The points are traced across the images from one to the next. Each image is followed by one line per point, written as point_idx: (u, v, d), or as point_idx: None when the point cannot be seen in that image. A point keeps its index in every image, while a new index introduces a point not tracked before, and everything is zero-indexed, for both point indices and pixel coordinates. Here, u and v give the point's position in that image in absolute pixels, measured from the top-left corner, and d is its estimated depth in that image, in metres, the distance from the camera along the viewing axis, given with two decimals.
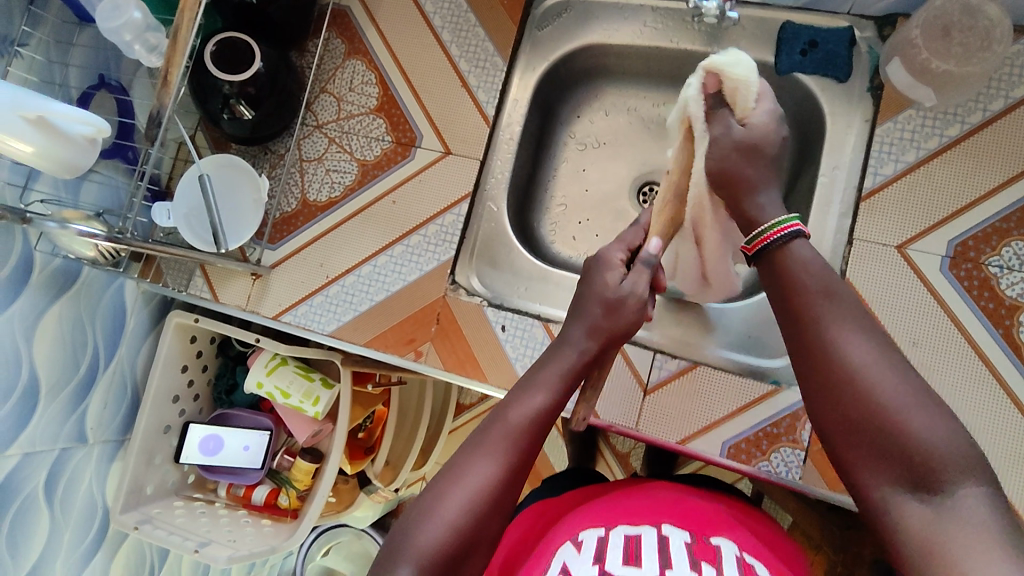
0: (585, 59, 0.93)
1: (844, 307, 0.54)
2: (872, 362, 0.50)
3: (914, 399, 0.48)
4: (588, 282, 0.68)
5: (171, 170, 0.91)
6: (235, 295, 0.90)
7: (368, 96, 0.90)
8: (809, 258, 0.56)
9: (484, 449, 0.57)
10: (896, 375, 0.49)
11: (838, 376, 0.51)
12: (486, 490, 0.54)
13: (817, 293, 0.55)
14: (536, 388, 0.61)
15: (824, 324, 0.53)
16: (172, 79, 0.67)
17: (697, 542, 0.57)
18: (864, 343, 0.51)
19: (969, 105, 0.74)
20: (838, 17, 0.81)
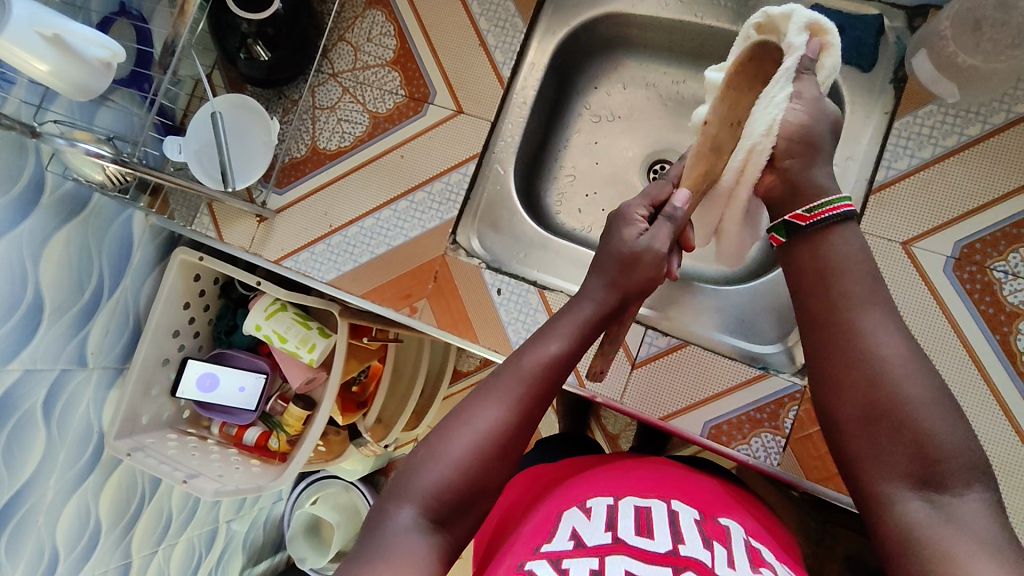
0: (607, 29, 0.92)
1: (882, 301, 0.55)
2: (906, 355, 0.52)
3: (937, 399, 0.50)
4: (609, 237, 0.69)
5: (185, 106, 0.92)
6: (239, 236, 0.91)
7: (386, 47, 0.90)
8: (850, 249, 0.58)
9: (494, 395, 0.59)
10: (922, 375, 0.51)
11: (868, 363, 0.52)
12: (494, 433, 0.56)
13: (858, 284, 0.56)
14: (549, 338, 0.63)
15: (862, 312, 0.55)
16: (188, 8, 0.67)
17: (707, 521, 0.58)
18: (898, 339, 0.53)
19: (993, 105, 0.72)
20: (869, 3, 0.79)
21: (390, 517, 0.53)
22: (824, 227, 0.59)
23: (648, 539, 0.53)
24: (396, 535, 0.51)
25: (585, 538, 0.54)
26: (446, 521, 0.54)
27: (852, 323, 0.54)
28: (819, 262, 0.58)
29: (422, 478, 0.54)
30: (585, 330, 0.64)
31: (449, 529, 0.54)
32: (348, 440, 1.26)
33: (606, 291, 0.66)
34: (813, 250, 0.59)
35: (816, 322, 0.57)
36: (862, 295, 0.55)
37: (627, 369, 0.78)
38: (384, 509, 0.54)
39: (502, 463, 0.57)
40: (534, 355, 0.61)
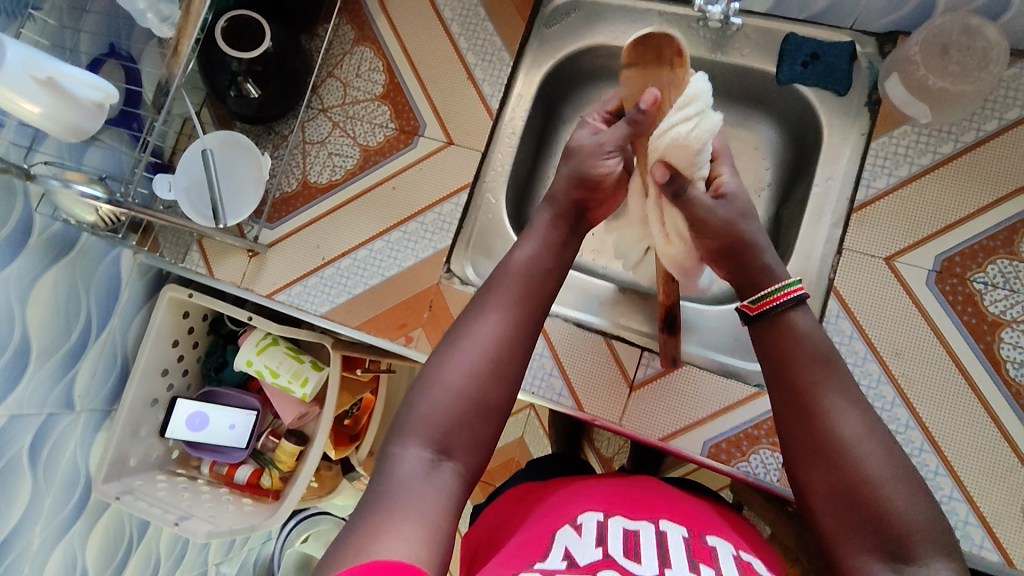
0: (591, 60, 0.94)
1: (840, 379, 0.58)
2: (866, 437, 0.54)
3: (897, 474, 0.52)
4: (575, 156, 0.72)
5: (174, 144, 0.92)
6: (230, 271, 0.91)
7: (375, 82, 0.91)
8: (806, 331, 0.60)
9: (483, 314, 0.62)
10: (881, 449, 0.54)
11: (831, 446, 0.54)
12: (488, 348, 0.60)
13: (814, 366, 0.58)
14: (523, 250, 0.67)
15: (823, 393, 0.57)
16: (182, 50, 0.67)
17: (694, 539, 0.58)
18: (857, 418, 0.55)
19: (963, 124, 0.75)
20: (841, 31, 0.82)
21: (399, 455, 0.54)
22: (783, 309, 0.61)
23: (636, 563, 0.53)
24: (409, 477, 0.52)
25: (578, 558, 0.53)
26: (454, 449, 0.55)
27: (815, 406, 0.56)
28: (782, 344, 0.60)
29: (425, 408, 0.56)
30: (552, 250, 0.68)
31: (458, 457, 0.55)
32: (340, 475, 1.24)
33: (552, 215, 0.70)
34: (773, 333, 0.61)
35: (783, 405, 0.59)
36: (823, 376, 0.58)
37: (625, 393, 0.79)
38: (391, 449, 0.55)
39: (505, 378, 0.59)
40: (509, 270, 0.66)
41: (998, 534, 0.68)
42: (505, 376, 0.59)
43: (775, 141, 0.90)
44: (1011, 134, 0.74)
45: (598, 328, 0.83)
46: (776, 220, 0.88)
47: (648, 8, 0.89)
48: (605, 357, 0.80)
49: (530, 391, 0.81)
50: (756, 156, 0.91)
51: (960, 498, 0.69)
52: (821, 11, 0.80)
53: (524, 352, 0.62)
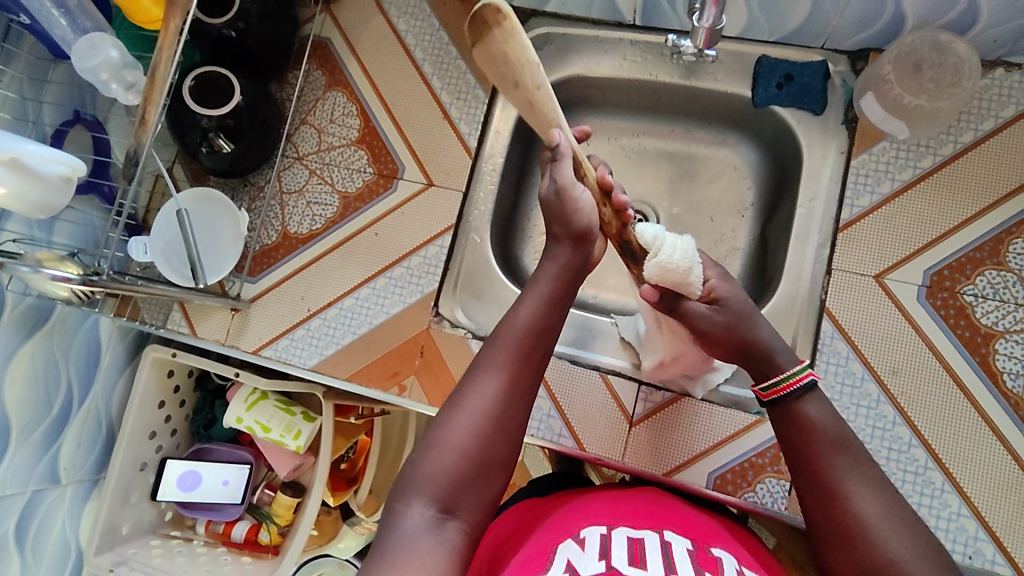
0: (566, 92, 0.91)
1: (856, 463, 0.57)
2: (885, 518, 0.53)
3: (923, 552, 0.52)
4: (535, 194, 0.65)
5: (147, 204, 0.90)
6: (214, 329, 0.89)
7: (350, 127, 0.90)
8: (821, 414, 0.60)
9: (486, 370, 0.59)
10: (904, 529, 0.53)
11: (851, 531, 0.54)
12: (492, 406, 0.57)
13: (828, 453, 0.58)
14: (525, 304, 0.63)
15: (837, 475, 0.56)
16: (149, 118, 0.65)
17: (699, 550, 0.56)
18: (873, 497, 0.55)
19: (941, 137, 0.76)
20: (813, 51, 0.82)
21: (404, 512, 0.52)
22: (797, 397, 0.61)
23: (641, 569, 0.50)
24: (416, 529, 0.51)
25: (580, 569, 0.50)
26: (460, 506, 0.54)
27: (833, 489, 0.56)
28: (799, 434, 0.60)
29: (427, 471, 0.54)
30: (555, 300, 0.63)
31: (463, 513, 0.54)
32: (341, 520, 1.19)
33: (567, 249, 0.64)
34: (789, 420, 0.61)
35: (806, 496, 0.58)
36: (838, 464, 0.57)
37: (625, 429, 0.78)
38: (396, 507, 0.53)
39: (508, 436, 0.57)
40: (515, 320, 0.61)
41: (1009, 547, 0.68)
42: (509, 437, 0.57)
43: (755, 161, 0.89)
44: (988, 144, 0.75)
45: (591, 363, 0.82)
46: (762, 240, 0.87)
47: (619, 37, 0.87)
48: (603, 395, 0.79)
49: (529, 433, 0.79)
50: (737, 178, 0.90)
51: (968, 514, 0.69)
52: (792, 32, 0.80)
53: (522, 410, 0.59)
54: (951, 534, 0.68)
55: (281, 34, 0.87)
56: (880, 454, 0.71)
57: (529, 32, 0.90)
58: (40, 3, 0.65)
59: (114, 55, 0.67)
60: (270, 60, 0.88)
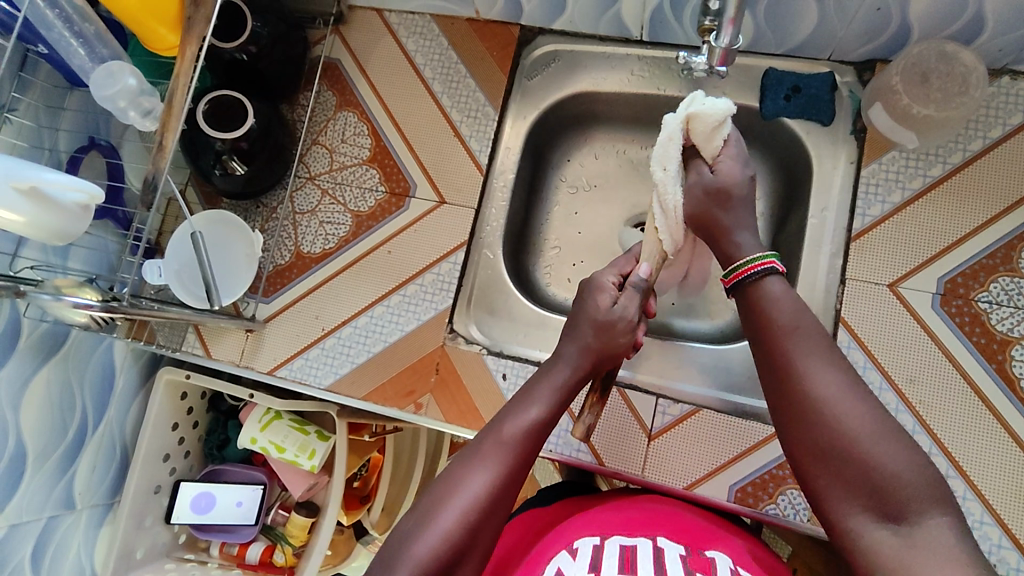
0: (574, 107, 0.92)
1: (818, 344, 0.55)
2: (845, 395, 0.52)
3: (882, 431, 0.50)
4: (580, 304, 0.71)
5: (160, 227, 0.90)
6: (228, 350, 0.89)
7: (361, 146, 0.91)
8: (779, 293, 0.58)
9: (480, 461, 0.58)
10: (862, 406, 0.52)
11: (812, 412, 0.53)
12: (485, 496, 0.56)
13: (787, 332, 0.56)
14: (530, 402, 0.63)
15: (799, 355, 0.55)
16: (167, 144, 0.66)
17: (692, 555, 0.56)
18: (835, 377, 0.53)
19: (949, 146, 0.76)
20: (819, 62, 0.83)
21: None
22: (755, 280, 0.60)
23: None
24: None
25: None
26: None
27: (794, 370, 0.55)
28: (759, 315, 0.58)
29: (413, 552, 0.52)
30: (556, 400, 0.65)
31: None
32: (354, 538, 1.19)
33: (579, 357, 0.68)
34: (748, 300, 0.60)
35: (766, 378, 0.57)
36: (800, 345, 0.55)
37: (644, 443, 0.78)
38: None
39: (492, 526, 0.56)
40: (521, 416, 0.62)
41: None
42: (495, 527, 0.56)
43: (764, 171, 0.90)
44: (997, 152, 0.75)
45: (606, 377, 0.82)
46: (774, 250, 0.87)
47: (626, 52, 0.88)
48: (620, 408, 0.79)
49: (546, 449, 0.79)
50: None
51: (990, 522, 0.68)
52: (798, 45, 0.81)
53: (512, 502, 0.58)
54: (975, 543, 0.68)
55: (292, 56, 0.89)
56: None
57: (537, 49, 0.91)
58: (58, 33, 0.67)
59: (132, 83, 0.68)
60: (281, 82, 0.89)
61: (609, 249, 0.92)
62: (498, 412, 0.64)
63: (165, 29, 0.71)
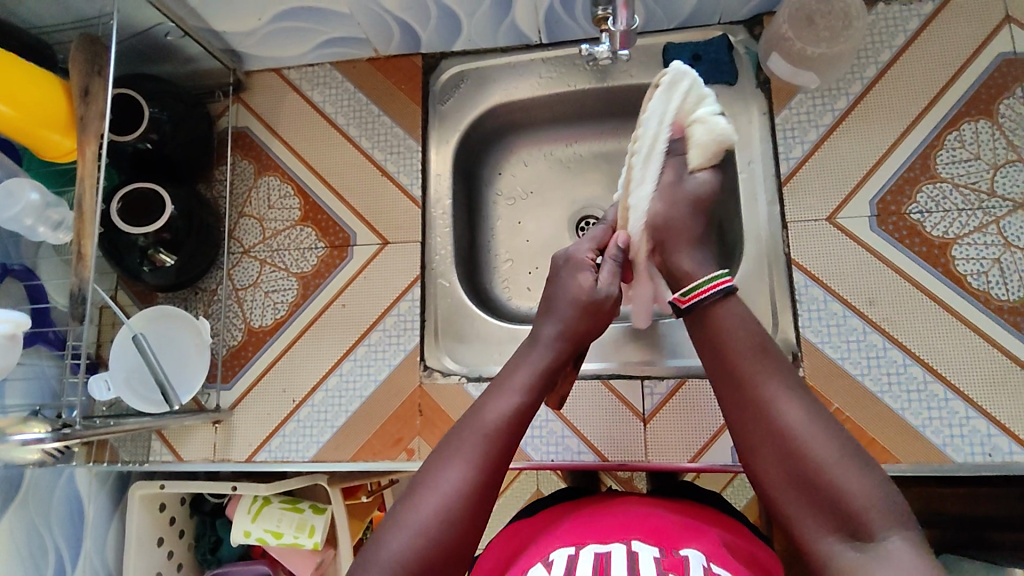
0: (492, 121, 0.92)
1: (779, 373, 0.58)
2: (808, 423, 0.55)
3: (844, 456, 0.53)
4: (560, 281, 0.69)
5: (98, 338, 0.85)
6: (199, 448, 0.85)
7: (290, 208, 0.89)
8: (738, 319, 0.61)
9: (458, 454, 0.58)
10: (822, 433, 0.54)
11: (777, 439, 0.55)
12: (462, 492, 0.55)
13: (753, 357, 0.59)
14: (501, 391, 0.63)
15: (759, 384, 0.58)
16: (87, 253, 0.64)
17: (666, 556, 0.52)
18: (795, 406, 0.56)
19: (848, 77, 0.81)
20: (711, 28, 0.86)
21: None
22: (715, 303, 0.62)
23: None
24: None
25: None
26: None
27: (755, 404, 0.57)
28: (714, 348, 0.61)
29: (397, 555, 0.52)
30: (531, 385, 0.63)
31: None
32: None
33: (557, 335, 0.66)
34: (709, 327, 0.62)
35: (729, 407, 0.60)
36: (760, 377, 0.58)
37: (641, 427, 0.78)
38: None
39: (474, 521, 0.55)
40: (493, 409, 0.61)
41: (1020, 434, 0.70)
42: (475, 519, 0.55)
43: None
44: (891, 75, 0.80)
45: (589, 372, 0.81)
46: None
47: (529, 58, 0.89)
48: (610, 401, 0.79)
49: (549, 460, 0.78)
50: None
51: (975, 416, 0.71)
52: (688, 16, 0.84)
53: (494, 494, 0.58)
54: (965, 439, 0.71)
55: (198, 135, 0.86)
56: (882, 381, 0.74)
57: (443, 74, 0.91)
58: None
59: (35, 198, 0.66)
60: (192, 162, 0.87)
61: (559, 250, 0.92)
62: (477, 397, 0.64)
63: (58, 134, 0.67)
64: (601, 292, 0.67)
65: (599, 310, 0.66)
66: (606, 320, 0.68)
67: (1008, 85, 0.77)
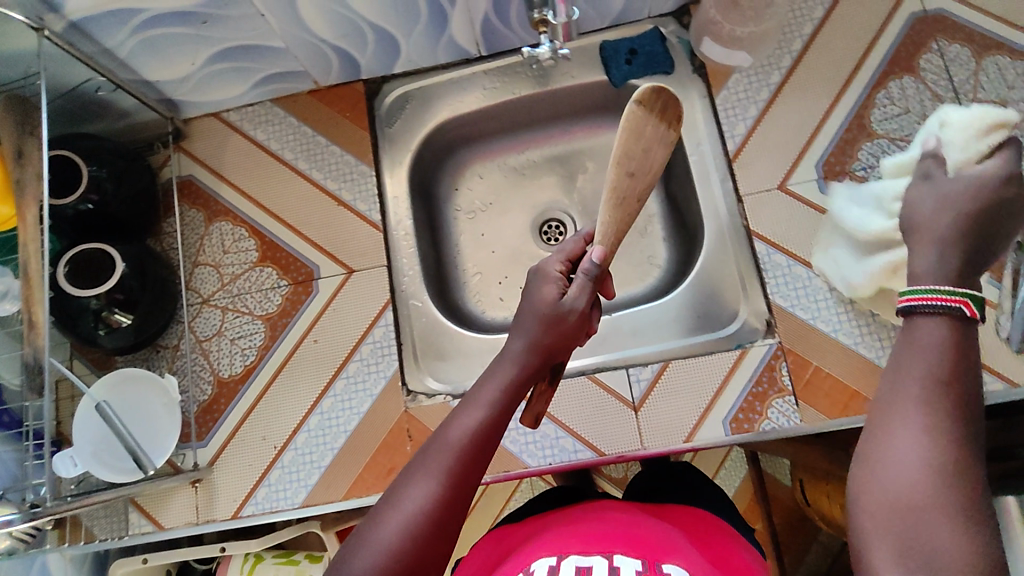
0: (442, 138, 0.92)
1: (950, 396, 0.38)
2: (959, 467, 0.36)
3: (975, 519, 0.35)
4: (525, 298, 0.65)
5: (58, 413, 0.80)
6: (180, 513, 0.80)
7: (246, 250, 0.86)
8: (944, 334, 0.39)
9: (424, 470, 0.51)
10: (964, 485, 0.35)
11: (893, 453, 0.37)
12: (427, 514, 0.48)
13: (938, 373, 0.38)
14: (472, 405, 0.55)
15: (915, 399, 0.38)
16: (39, 319, 0.61)
17: (649, 570, 0.49)
18: (953, 443, 0.36)
19: (777, 53, 0.84)
20: (642, 22, 0.89)
21: None
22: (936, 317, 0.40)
23: None
24: None
25: None
26: None
27: (894, 413, 0.39)
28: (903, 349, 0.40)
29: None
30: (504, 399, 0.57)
31: None
32: None
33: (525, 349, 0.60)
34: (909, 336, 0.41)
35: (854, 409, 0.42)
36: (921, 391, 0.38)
37: (633, 417, 0.77)
38: None
39: (441, 543, 0.48)
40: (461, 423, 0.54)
41: (990, 365, 0.73)
42: (439, 542, 0.48)
43: None
44: (816, 45, 0.84)
45: (573, 370, 0.81)
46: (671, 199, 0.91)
47: (471, 72, 0.90)
48: (598, 395, 0.79)
49: (548, 464, 0.77)
50: None
51: None
52: (619, 13, 0.87)
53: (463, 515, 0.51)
54: None
55: (142, 189, 0.84)
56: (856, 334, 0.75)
57: (387, 98, 0.91)
58: None
59: None
60: (138, 218, 0.84)
61: (526, 257, 0.93)
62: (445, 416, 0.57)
63: None
64: (567, 308, 0.62)
65: (563, 323, 0.62)
66: (575, 335, 0.63)
67: (924, 41, 0.82)
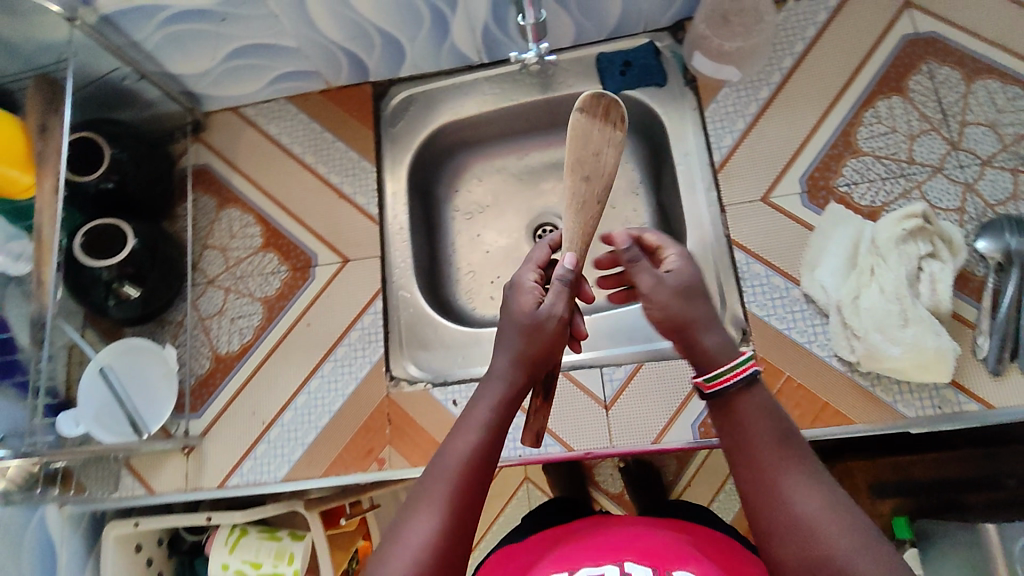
0: (442, 140, 0.97)
1: (793, 452, 0.51)
2: (827, 511, 0.47)
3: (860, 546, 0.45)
4: (504, 307, 0.63)
5: (67, 377, 0.86)
6: (172, 479, 0.85)
7: (252, 236, 0.92)
8: (766, 404, 0.53)
9: (425, 504, 0.52)
10: (837, 524, 0.46)
11: (787, 520, 0.48)
12: (430, 551, 0.49)
13: (775, 440, 0.52)
14: (462, 431, 0.56)
15: (779, 468, 0.50)
16: (46, 279, 0.67)
17: None
18: (812, 493, 0.48)
19: (767, 70, 0.86)
20: (638, 36, 0.92)
21: None
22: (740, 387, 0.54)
23: None
24: None
25: None
26: None
27: (775, 485, 0.49)
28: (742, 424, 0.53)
29: None
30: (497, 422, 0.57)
31: None
32: None
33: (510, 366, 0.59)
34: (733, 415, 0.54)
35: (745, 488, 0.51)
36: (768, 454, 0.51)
37: (604, 415, 0.79)
38: None
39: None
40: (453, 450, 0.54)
41: (967, 386, 0.72)
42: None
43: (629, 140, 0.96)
44: (806, 63, 0.86)
45: None
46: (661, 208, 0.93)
47: (472, 78, 0.95)
48: (573, 392, 0.81)
49: (519, 455, 0.79)
50: None
51: None
52: (615, 26, 0.90)
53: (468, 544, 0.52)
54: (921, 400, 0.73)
55: (159, 173, 0.90)
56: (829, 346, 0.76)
57: (393, 99, 0.96)
58: None
59: None
60: (154, 200, 0.90)
61: (517, 257, 0.95)
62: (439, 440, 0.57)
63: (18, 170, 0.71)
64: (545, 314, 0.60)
65: (542, 333, 0.60)
66: (557, 343, 0.61)
67: (914, 64, 0.83)
